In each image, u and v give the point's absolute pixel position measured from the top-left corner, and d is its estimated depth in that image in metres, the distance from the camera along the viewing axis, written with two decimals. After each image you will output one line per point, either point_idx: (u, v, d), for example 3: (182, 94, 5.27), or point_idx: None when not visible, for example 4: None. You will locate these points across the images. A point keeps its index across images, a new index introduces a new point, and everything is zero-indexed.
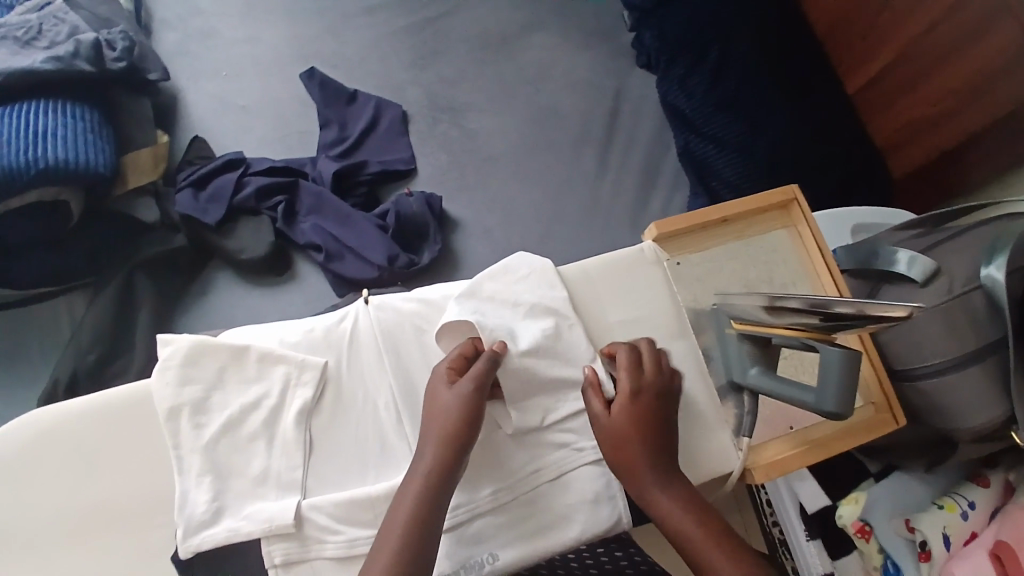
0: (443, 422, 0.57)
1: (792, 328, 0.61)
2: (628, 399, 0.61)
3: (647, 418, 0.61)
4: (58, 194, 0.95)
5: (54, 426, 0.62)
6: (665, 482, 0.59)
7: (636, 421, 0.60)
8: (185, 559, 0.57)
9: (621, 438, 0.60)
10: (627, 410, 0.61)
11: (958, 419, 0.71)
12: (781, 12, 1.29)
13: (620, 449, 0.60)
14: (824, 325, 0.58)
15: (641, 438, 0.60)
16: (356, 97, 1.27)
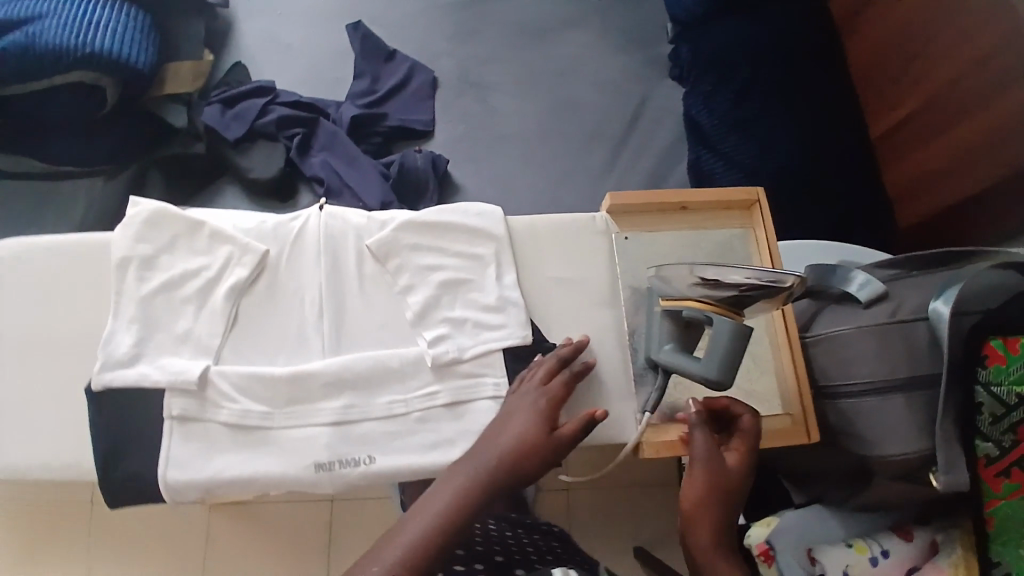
0: (517, 446, 0.58)
1: (700, 302, 0.61)
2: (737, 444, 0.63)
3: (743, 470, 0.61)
4: (99, 79, 1.04)
5: (25, 253, 0.69)
6: (723, 554, 0.58)
7: (737, 470, 0.61)
8: (96, 390, 0.62)
9: (713, 481, 0.60)
10: (736, 454, 0.62)
11: (878, 445, 0.69)
12: (821, 48, 1.28)
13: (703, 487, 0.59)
14: (729, 301, 0.60)
15: (729, 486, 0.60)
16: (394, 56, 1.33)
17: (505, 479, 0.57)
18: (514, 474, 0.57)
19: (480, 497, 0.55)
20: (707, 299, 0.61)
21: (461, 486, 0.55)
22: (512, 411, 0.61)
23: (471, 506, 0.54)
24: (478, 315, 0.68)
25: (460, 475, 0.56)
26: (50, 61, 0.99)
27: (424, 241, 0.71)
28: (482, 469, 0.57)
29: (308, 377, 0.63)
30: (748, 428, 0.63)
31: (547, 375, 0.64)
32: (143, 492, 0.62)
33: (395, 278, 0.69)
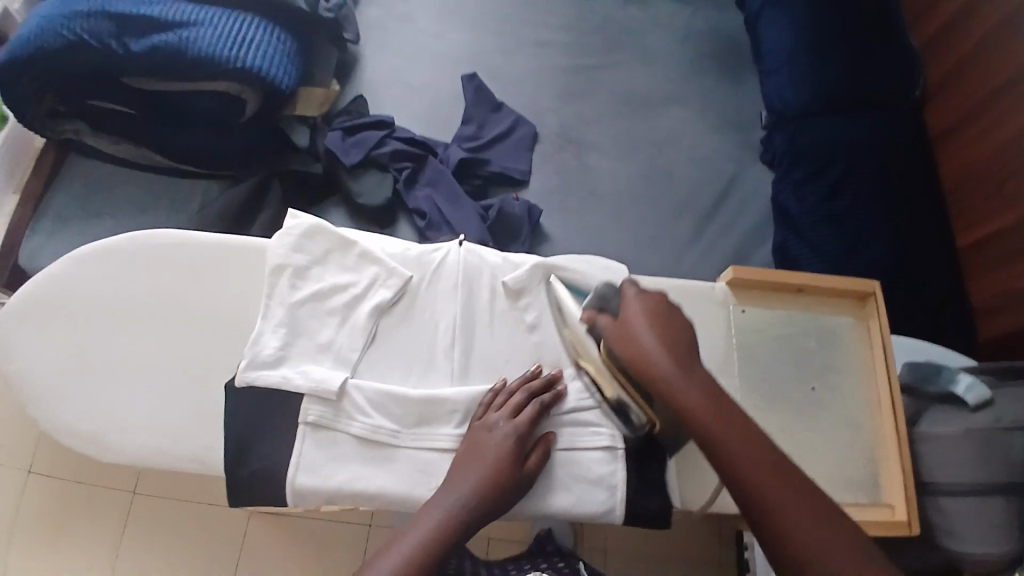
0: (490, 478, 0.61)
1: None
2: (637, 317, 0.61)
3: (675, 345, 0.59)
4: (242, 91, 1.11)
5: (183, 245, 0.73)
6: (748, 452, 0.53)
7: (661, 338, 0.60)
8: (240, 386, 0.65)
9: (643, 351, 0.59)
10: (645, 324, 0.60)
11: (964, 544, 0.70)
12: (916, 155, 1.32)
13: (649, 373, 0.59)
14: None
15: (665, 354, 0.59)
16: (501, 108, 1.41)
17: (480, 510, 0.60)
18: (480, 516, 0.60)
19: (455, 528, 0.58)
20: None
21: (436, 520, 0.58)
22: (485, 442, 0.63)
23: (446, 537, 0.57)
24: None
25: (435, 512, 0.59)
26: (204, 66, 1.06)
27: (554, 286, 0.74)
28: (450, 505, 0.59)
29: (437, 401, 0.66)
30: (636, 303, 0.62)
31: (516, 409, 0.65)
32: (266, 493, 0.63)
33: (524, 316, 0.72)
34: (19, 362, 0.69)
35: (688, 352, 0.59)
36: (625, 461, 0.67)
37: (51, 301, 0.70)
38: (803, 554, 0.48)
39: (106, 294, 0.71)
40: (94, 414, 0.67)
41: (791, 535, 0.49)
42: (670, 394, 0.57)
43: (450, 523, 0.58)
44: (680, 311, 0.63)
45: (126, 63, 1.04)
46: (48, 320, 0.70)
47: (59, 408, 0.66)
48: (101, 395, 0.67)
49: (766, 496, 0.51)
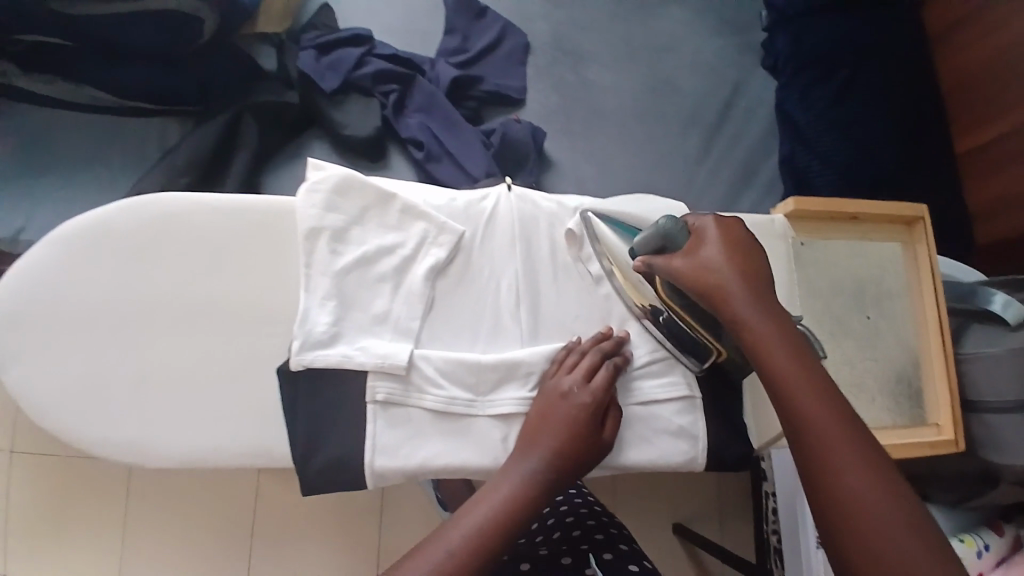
0: (564, 446, 0.58)
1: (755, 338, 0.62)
2: (711, 246, 0.57)
3: (752, 274, 0.55)
4: (198, 9, 0.93)
5: (193, 216, 0.63)
6: (824, 400, 0.48)
7: (736, 267, 0.55)
8: (293, 370, 0.59)
9: (715, 277, 0.55)
10: (722, 254, 0.56)
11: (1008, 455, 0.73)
12: (918, 52, 1.28)
13: (720, 301, 0.55)
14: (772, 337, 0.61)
15: (739, 282, 0.54)
16: (486, 14, 1.26)
17: (553, 480, 0.57)
18: (554, 486, 0.57)
19: (529, 499, 0.56)
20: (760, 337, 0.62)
21: (506, 491, 0.55)
22: (557, 409, 0.60)
23: (519, 510, 0.54)
24: None
25: (506, 484, 0.56)
26: None
27: None
28: (529, 471, 0.57)
29: (513, 367, 0.62)
30: (711, 231, 0.58)
31: (589, 372, 0.61)
32: (343, 481, 0.59)
33: (588, 267, 0.67)
34: (20, 369, 0.59)
35: (769, 289, 0.55)
36: (704, 407, 0.66)
37: (45, 294, 0.60)
38: (844, 491, 0.44)
39: (112, 279, 0.61)
40: (125, 419, 0.59)
41: (841, 472, 0.45)
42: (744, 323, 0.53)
43: (523, 494, 0.55)
44: (760, 246, 0.58)
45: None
46: (47, 317, 0.60)
47: (85, 416, 0.59)
48: (133, 395, 0.60)
49: (828, 436, 0.46)
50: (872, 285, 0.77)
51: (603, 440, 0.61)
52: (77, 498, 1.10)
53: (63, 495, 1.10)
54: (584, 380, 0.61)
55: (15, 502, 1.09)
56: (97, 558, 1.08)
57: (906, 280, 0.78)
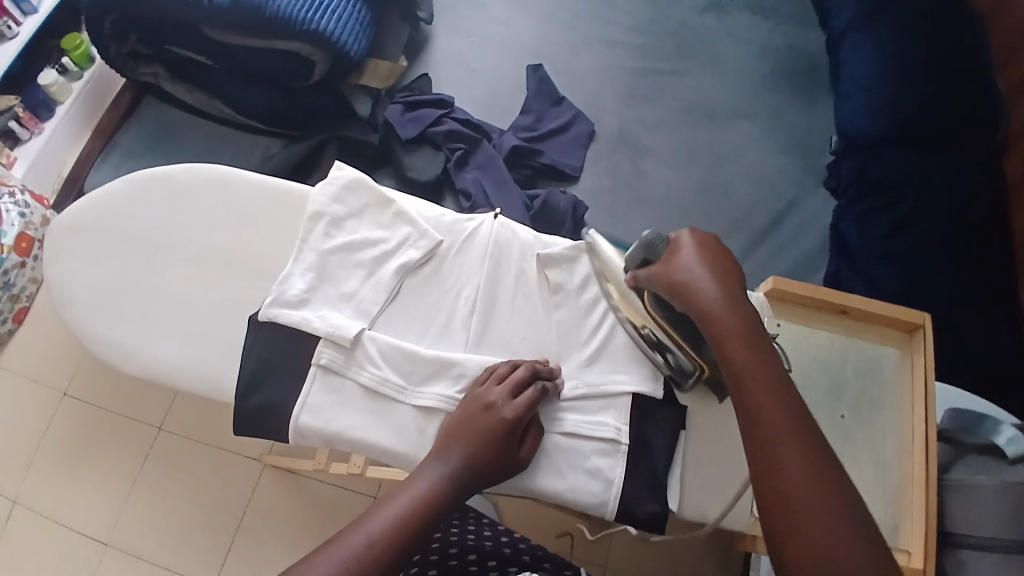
0: (477, 455, 0.60)
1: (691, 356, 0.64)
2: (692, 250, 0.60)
3: (727, 283, 0.57)
4: (313, 54, 1.17)
5: (233, 184, 0.77)
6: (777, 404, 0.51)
7: (712, 273, 0.58)
8: (262, 320, 0.68)
9: (687, 274, 0.59)
10: (702, 259, 0.59)
11: None
12: (995, 198, 1.23)
13: (688, 301, 0.58)
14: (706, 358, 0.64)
15: (709, 277, 0.58)
16: (562, 102, 1.41)
17: (463, 485, 0.59)
18: (465, 492, 0.59)
19: (437, 502, 0.57)
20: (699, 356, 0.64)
21: (416, 493, 0.58)
22: (478, 416, 0.62)
23: (427, 513, 0.56)
24: (624, 371, 0.68)
25: (419, 485, 0.58)
26: (279, 25, 1.11)
27: (578, 272, 0.73)
28: (438, 474, 0.59)
29: (448, 365, 0.66)
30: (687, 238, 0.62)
31: (516, 389, 0.63)
32: (269, 426, 0.66)
33: (546, 297, 0.72)
34: (64, 270, 0.75)
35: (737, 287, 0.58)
36: (627, 457, 0.65)
37: (110, 219, 0.76)
38: (793, 505, 0.47)
39: (154, 217, 0.76)
40: (128, 327, 0.72)
41: (797, 490, 0.47)
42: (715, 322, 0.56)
43: (430, 496, 0.57)
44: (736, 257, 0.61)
45: (211, 14, 1.10)
46: (97, 236, 0.76)
47: (103, 316, 0.73)
48: (139, 309, 0.73)
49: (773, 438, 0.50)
50: (853, 386, 0.74)
51: (519, 457, 0.62)
52: (105, 442, 1.18)
53: (88, 438, 1.18)
54: (510, 395, 0.63)
55: (53, 431, 1.19)
56: (90, 504, 1.14)
57: (898, 389, 0.74)
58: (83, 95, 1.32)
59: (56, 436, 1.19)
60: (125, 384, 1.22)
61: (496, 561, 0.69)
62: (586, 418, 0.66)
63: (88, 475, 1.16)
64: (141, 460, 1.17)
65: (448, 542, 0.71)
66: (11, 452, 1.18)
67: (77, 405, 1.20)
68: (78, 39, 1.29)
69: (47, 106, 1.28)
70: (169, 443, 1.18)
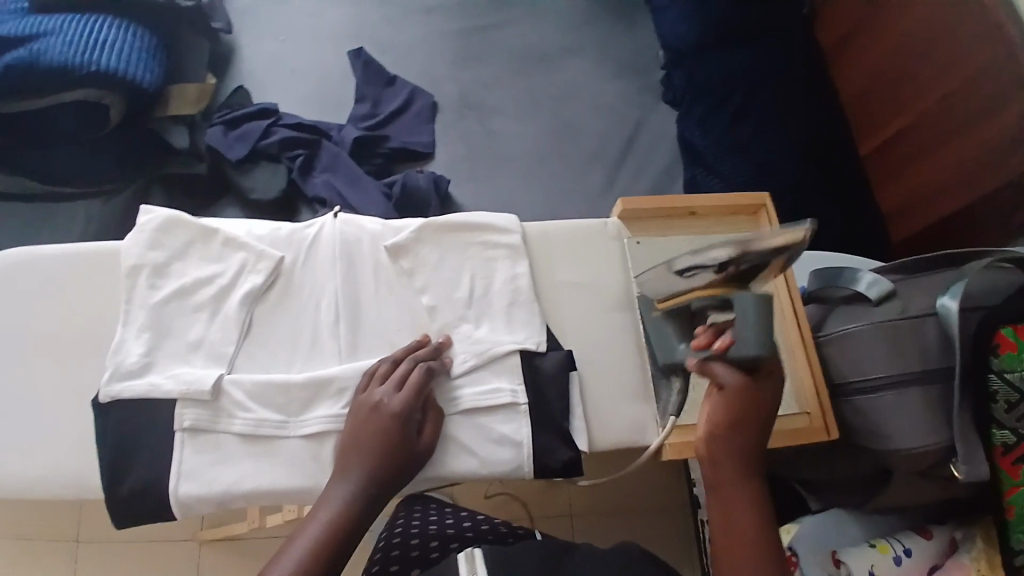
0: (378, 458, 0.57)
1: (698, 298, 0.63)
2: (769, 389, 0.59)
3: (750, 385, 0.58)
4: (102, 96, 1.05)
5: (31, 262, 0.68)
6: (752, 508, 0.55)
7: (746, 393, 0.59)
8: (105, 402, 0.60)
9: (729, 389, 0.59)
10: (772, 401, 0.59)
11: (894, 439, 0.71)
12: (810, 71, 1.32)
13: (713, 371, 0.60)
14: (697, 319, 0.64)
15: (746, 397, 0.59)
16: (394, 82, 1.35)
17: (371, 496, 0.56)
18: (375, 502, 0.56)
19: (346, 525, 0.54)
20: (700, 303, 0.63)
21: (323, 524, 0.54)
22: (371, 420, 0.59)
23: (339, 539, 0.53)
24: (510, 333, 0.67)
25: (324, 513, 0.54)
26: (55, 75, 1.01)
27: (435, 246, 0.70)
28: (352, 491, 0.56)
29: (323, 382, 0.62)
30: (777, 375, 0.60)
31: (401, 379, 0.61)
32: (148, 509, 0.60)
33: (409, 281, 0.69)
34: None
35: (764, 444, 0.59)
36: (529, 415, 0.64)
37: None
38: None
39: None
40: None
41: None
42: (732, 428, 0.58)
43: (338, 521, 0.54)
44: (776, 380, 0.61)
45: None
46: None
47: None
48: None
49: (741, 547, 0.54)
50: None
51: (422, 446, 0.60)
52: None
53: None
54: (398, 388, 0.60)
55: None
56: None
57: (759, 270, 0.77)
58: None
59: None
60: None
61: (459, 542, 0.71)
62: (482, 390, 0.64)
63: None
64: None
65: (408, 535, 0.72)
66: None
67: None
68: None
69: None
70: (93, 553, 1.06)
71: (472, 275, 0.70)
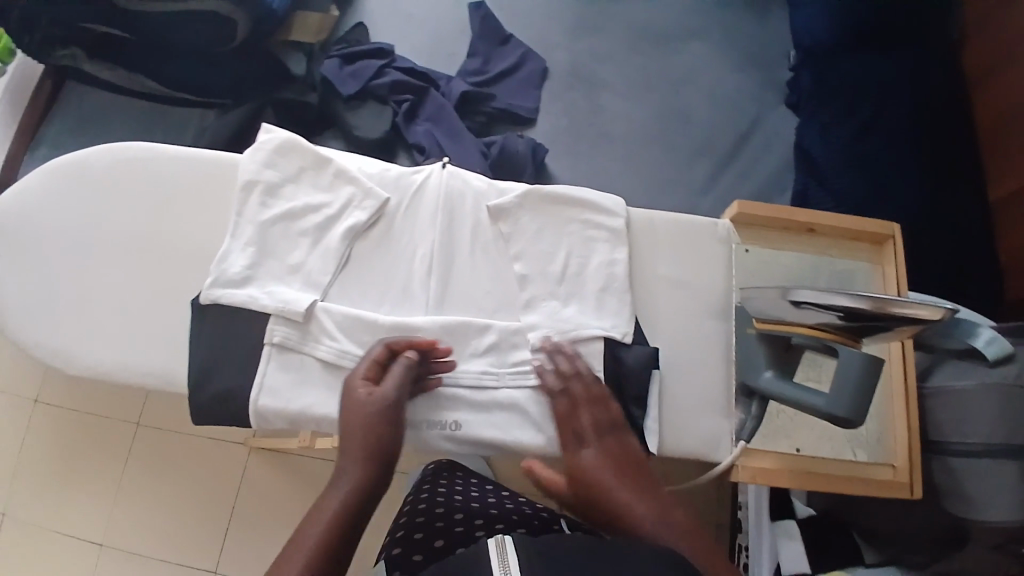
0: (359, 437, 0.55)
1: (812, 330, 0.59)
2: (596, 437, 0.57)
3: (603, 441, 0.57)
4: (232, 13, 1.05)
5: (157, 160, 0.72)
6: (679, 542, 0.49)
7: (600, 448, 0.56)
8: (205, 303, 0.63)
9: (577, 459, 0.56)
10: (610, 446, 0.56)
11: (980, 510, 0.67)
12: (956, 97, 1.20)
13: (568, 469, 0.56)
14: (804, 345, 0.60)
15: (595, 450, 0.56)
16: (509, 41, 1.33)
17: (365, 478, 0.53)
18: (372, 483, 0.54)
19: (350, 513, 0.52)
20: (814, 334, 0.59)
21: (326, 516, 0.52)
22: (352, 401, 0.57)
23: (338, 525, 0.51)
24: (598, 317, 0.66)
25: (326, 508, 0.52)
26: None
27: (537, 214, 0.69)
28: (339, 491, 0.53)
29: (408, 330, 0.63)
30: (586, 418, 0.59)
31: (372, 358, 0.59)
32: (227, 414, 0.63)
33: (506, 246, 0.68)
34: None
35: (664, 493, 0.54)
36: (603, 404, 0.63)
37: (22, 214, 0.70)
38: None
39: (76, 207, 0.70)
40: (63, 329, 0.67)
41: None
42: (592, 500, 0.53)
43: (340, 512, 0.52)
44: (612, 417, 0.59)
45: None
46: (13, 235, 0.69)
47: (33, 320, 0.67)
48: (71, 308, 0.68)
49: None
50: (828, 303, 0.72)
51: (398, 415, 0.57)
52: (83, 447, 1.13)
53: (62, 450, 1.13)
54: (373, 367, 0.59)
55: (24, 446, 1.13)
56: (71, 513, 1.10)
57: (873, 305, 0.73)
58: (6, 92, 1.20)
59: (26, 449, 1.13)
60: (93, 387, 1.16)
61: (481, 519, 0.72)
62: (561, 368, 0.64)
63: (74, 482, 1.11)
64: (119, 462, 1.12)
65: (434, 503, 0.76)
66: None
67: (38, 417, 1.14)
68: None
69: None
70: (148, 438, 1.14)
71: (570, 251, 0.68)
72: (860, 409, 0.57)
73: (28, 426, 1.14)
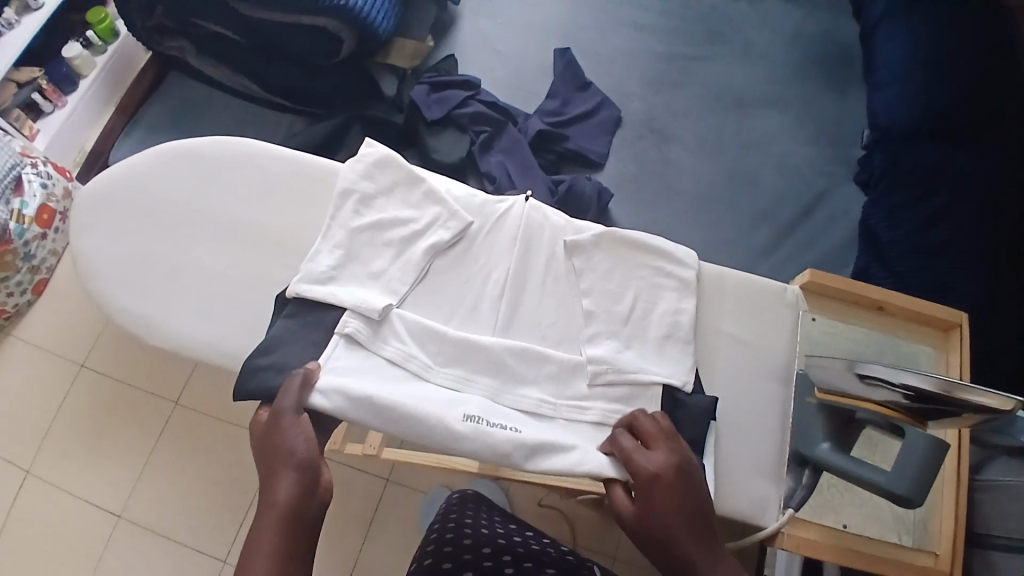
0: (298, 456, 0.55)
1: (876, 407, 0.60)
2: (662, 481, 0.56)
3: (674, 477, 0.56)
4: (340, 30, 1.13)
5: (264, 156, 0.77)
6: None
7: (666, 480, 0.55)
8: (291, 295, 0.67)
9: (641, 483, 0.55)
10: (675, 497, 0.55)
11: None
12: None
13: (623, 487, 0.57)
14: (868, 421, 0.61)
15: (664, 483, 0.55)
16: (589, 87, 1.38)
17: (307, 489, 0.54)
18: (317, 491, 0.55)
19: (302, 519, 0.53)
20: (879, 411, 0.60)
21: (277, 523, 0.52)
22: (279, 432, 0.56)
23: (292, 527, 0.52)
24: (658, 362, 0.67)
25: (274, 514, 0.52)
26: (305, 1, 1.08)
27: (610, 254, 0.71)
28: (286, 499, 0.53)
29: (474, 347, 0.65)
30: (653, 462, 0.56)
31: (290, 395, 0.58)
32: None
33: (576, 281, 0.70)
34: (88, 240, 0.74)
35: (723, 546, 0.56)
36: None
37: (136, 188, 0.76)
38: None
39: (181, 189, 0.76)
40: (154, 299, 0.72)
41: None
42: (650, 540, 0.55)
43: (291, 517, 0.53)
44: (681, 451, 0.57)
45: None
46: (123, 207, 0.75)
47: (129, 287, 0.72)
48: (164, 281, 0.72)
49: None
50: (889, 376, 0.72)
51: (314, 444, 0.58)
52: (127, 415, 1.18)
53: (104, 415, 1.18)
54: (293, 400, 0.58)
55: (72, 404, 1.18)
56: (104, 477, 1.14)
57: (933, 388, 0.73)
58: (106, 69, 1.30)
59: (73, 409, 1.18)
60: (145, 360, 1.21)
61: (511, 556, 0.73)
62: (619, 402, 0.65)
63: (111, 448, 1.16)
64: (156, 434, 1.17)
65: (462, 533, 0.77)
66: (28, 421, 1.17)
67: (90, 380, 1.20)
68: (103, 14, 1.26)
69: (69, 80, 1.26)
70: (184, 418, 1.18)
71: (637, 296, 0.70)
72: (921, 488, 0.58)
73: (78, 386, 1.19)
